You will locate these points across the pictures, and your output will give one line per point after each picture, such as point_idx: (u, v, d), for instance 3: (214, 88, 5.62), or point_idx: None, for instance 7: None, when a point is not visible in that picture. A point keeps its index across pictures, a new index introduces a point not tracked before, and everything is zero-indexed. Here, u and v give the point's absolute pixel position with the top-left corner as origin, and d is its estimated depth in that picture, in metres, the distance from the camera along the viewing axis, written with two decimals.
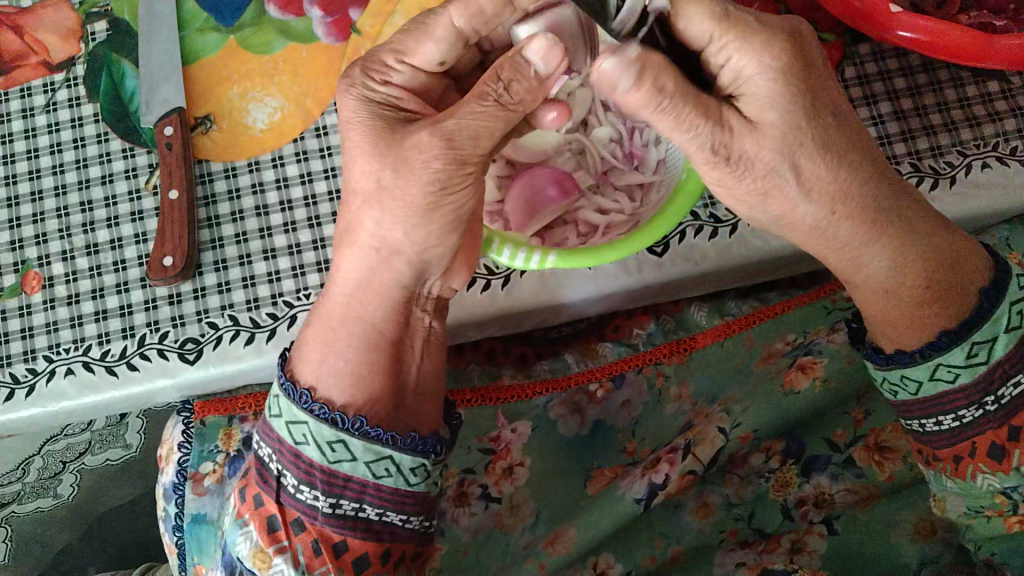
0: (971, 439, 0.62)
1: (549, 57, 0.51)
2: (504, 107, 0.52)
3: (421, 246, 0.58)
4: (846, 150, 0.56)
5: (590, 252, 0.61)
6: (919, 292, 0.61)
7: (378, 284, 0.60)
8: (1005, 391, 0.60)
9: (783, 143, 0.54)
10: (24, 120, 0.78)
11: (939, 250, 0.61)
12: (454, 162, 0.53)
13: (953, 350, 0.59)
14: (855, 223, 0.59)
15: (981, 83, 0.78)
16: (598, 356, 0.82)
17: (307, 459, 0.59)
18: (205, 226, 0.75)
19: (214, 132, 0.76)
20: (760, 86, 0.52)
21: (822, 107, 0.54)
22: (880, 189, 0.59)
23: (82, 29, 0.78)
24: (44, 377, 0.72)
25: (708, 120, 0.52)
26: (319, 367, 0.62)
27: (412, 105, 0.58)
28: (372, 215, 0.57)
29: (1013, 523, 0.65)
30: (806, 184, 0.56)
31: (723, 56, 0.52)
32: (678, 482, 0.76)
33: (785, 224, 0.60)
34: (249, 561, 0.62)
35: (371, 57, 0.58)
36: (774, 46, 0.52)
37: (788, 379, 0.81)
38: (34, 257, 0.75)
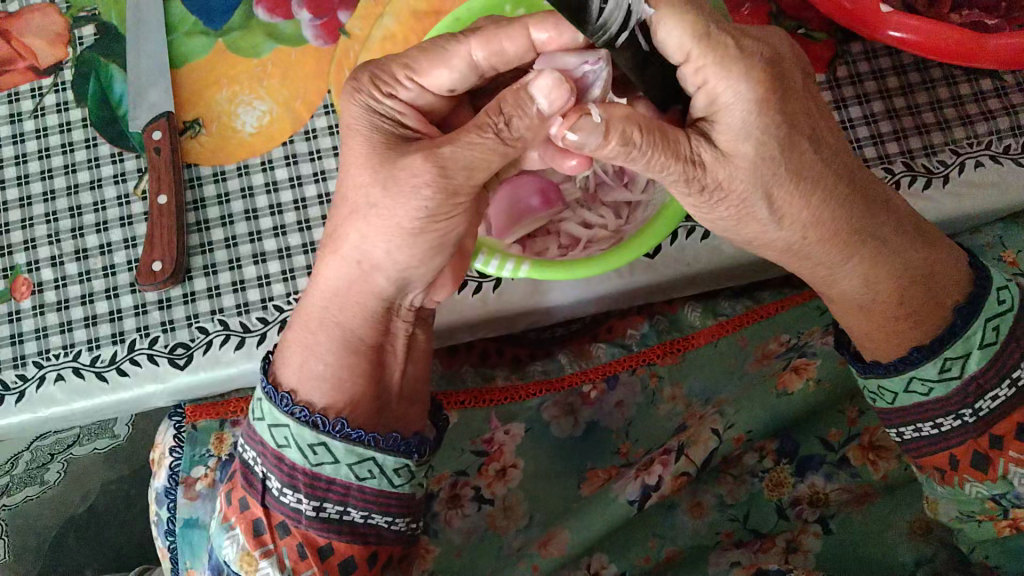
0: (949, 449, 0.62)
1: (553, 96, 0.51)
2: (503, 141, 0.52)
3: (404, 266, 0.58)
4: (819, 176, 0.55)
5: (564, 268, 0.62)
6: (892, 309, 0.61)
7: (359, 292, 0.60)
8: (982, 405, 0.59)
9: (755, 172, 0.53)
10: (12, 125, 0.78)
11: (916, 265, 0.60)
12: (446, 191, 0.53)
13: (925, 365, 0.59)
14: (827, 247, 0.59)
15: (974, 81, 0.78)
16: (591, 357, 0.82)
17: (289, 462, 0.59)
18: (195, 230, 0.75)
19: (203, 136, 0.76)
20: (737, 116, 0.51)
21: (792, 133, 0.53)
22: (854, 213, 0.58)
23: (70, 33, 0.78)
24: (34, 384, 0.72)
25: (678, 161, 0.52)
26: (301, 369, 0.61)
27: (413, 123, 0.57)
28: (357, 228, 0.56)
29: (1004, 527, 0.66)
30: (776, 209, 0.56)
31: (698, 79, 0.50)
32: (671, 483, 0.76)
33: (760, 245, 0.60)
34: (234, 564, 0.62)
35: (382, 66, 0.56)
36: (750, 73, 0.50)
37: (782, 380, 0.79)
38: (23, 263, 0.75)
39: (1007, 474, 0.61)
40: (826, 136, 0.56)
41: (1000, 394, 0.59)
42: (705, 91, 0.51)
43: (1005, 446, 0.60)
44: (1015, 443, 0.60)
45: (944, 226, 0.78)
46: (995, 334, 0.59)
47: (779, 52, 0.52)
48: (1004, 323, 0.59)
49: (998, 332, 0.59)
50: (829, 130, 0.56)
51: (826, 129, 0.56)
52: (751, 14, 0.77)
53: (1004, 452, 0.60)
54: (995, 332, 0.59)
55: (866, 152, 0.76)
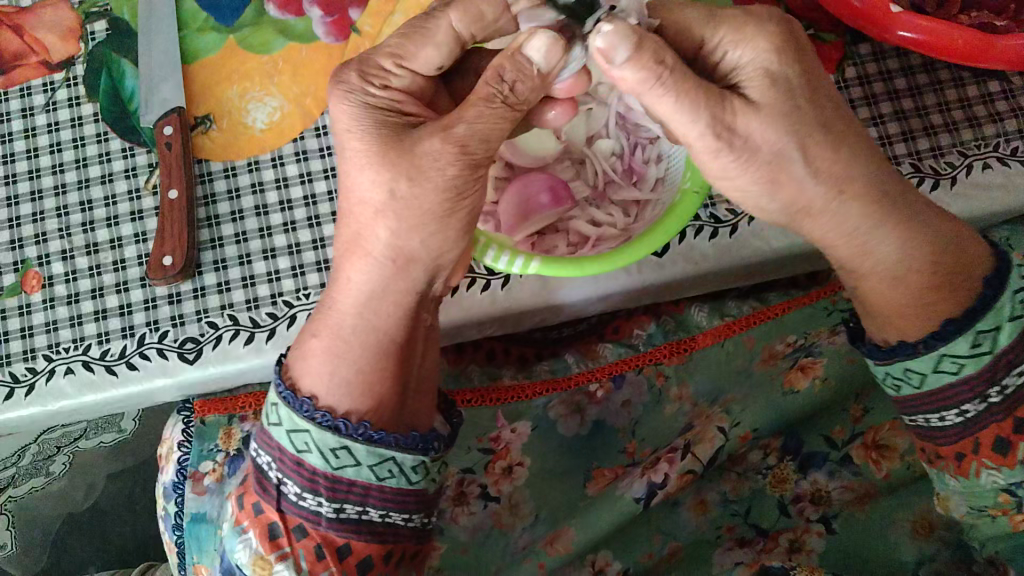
0: (973, 436, 0.61)
1: (550, 53, 0.53)
2: (511, 107, 0.53)
3: (438, 253, 0.58)
4: (842, 133, 0.56)
5: (579, 267, 0.62)
6: (925, 278, 0.59)
7: (395, 294, 0.60)
8: (1008, 383, 0.58)
9: (779, 116, 0.54)
10: (23, 119, 0.78)
11: (944, 237, 0.59)
12: (469, 166, 0.54)
13: (957, 340, 0.58)
14: (854, 209, 0.58)
15: (981, 83, 0.78)
16: (598, 356, 0.82)
17: (309, 467, 0.59)
18: (205, 226, 0.75)
19: (214, 131, 0.76)
20: (753, 74, 0.54)
21: (809, 85, 0.55)
22: (879, 178, 0.58)
23: (82, 29, 0.78)
24: (43, 377, 0.72)
25: (708, 96, 0.52)
26: (330, 378, 0.61)
27: (411, 108, 0.57)
28: (386, 226, 0.56)
29: (1019, 521, 0.64)
30: (803, 153, 0.55)
31: (719, 50, 0.55)
32: (677, 482, 0.77)
33: (785, 205, 0.59)
34: (248, 568, 0.62)
35: (369, 61, 0.57)
36: (765, 28, 0.54)
37: (789, 378, 0.81)
38: (33, 256, 0.75)
39: None
40: (844, 103, 0.57)
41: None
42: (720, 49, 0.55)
43: None
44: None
45: None
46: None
47: (794, 26, 0.56)
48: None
49: None
50: (847, 104, 0.58)
51: (844, 100, 0.58)
52: None
53: None
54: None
55: None
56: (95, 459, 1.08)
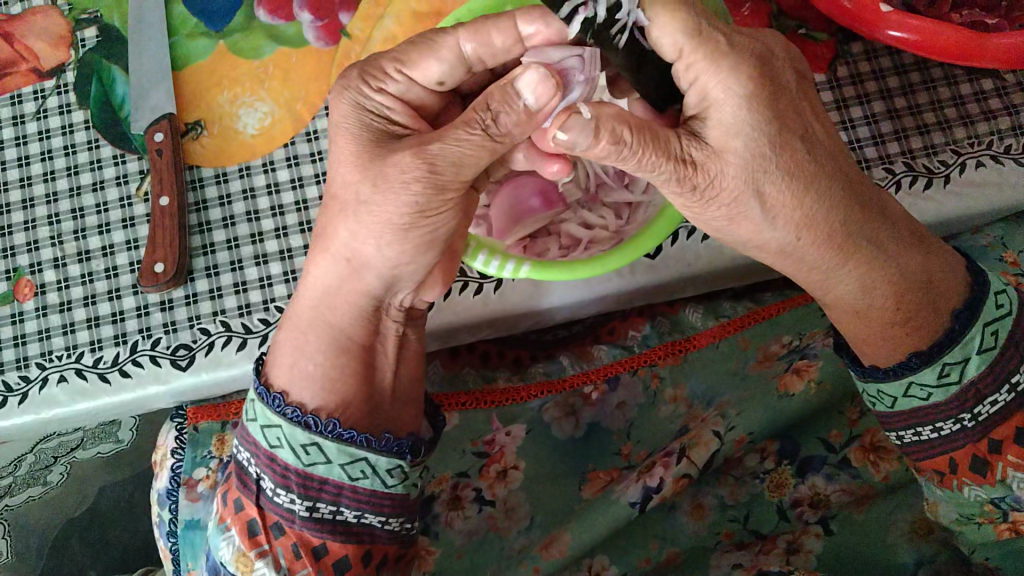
0: (949, 453, 0.62)
1: (540, 91, 0.50)
2: (491, 138, 0.52)
3: (395, 262, 0.58)
4: (811, 175, 0.56)
5: (562, 272, 0.62)
6: (892, 315, 0.61)
7: (349, 291, 0.61)
8: (981, 409, 0.59)
9: (746, 169, 0.54)
10: (14, 128, 0.78)
11: (914, 270, 0.60)
12: (433, 187, 0.53)
13: (922, 372, 0.59)
14: (822, 250, 0.59)
15: (974, 81, 0.78)
16: (593, 358, 0.82)
17: (282, 463, 0.59)
18: (196, 232, 0.75)
19: (205, 137, 0.76)
20: (727, 114, 0.52)
21: (783, 131, 0.54)
22: (848, 217, 0.58)
23: (72, 36, 0.78)
24: (37, 385, 0.72)
25: (669, 159, 0.53)
26: (291, 369, 0.62)
27: (403, 119, 0.57)
28: (348, 227, 0.57)
29: (1004, 530, 0.66)
30: (769, 210, 0.56)
31: (690, 76, 0.52)
32: (673, 486, 0.76)
33: (754, 247, 0.60)
34: (230, 565, 0.62)
35: (372, 62, 0.57)
36: (738, 71, 0.51)
37: (784, 382, 0.80)
38: (26, 265, 0.75)
39: (1006, 478, 0.61)
40: (815, 137, 0.56)
41: (999, 398, 0.59)
42: (697, 88, 0.52)
43: (1005, 451, 0.60)
44: (1013, 448, 0.60)
45: (944, 226, 0.78)
46: (995, 339, 0.59)
47: (767, 53, 0.53)
48: (1002, 328, 0.59)
49: (997, 336, 0.59)
50: (820, 132, 0.57)
51: (817, 131, 0.56)
52: (750, 14, 0.77)
53: (1003, 456, 0.60)
54: (993, 337, 0.59)
55: (867, 152, 0.76)
56: (91, 464, 1.08)
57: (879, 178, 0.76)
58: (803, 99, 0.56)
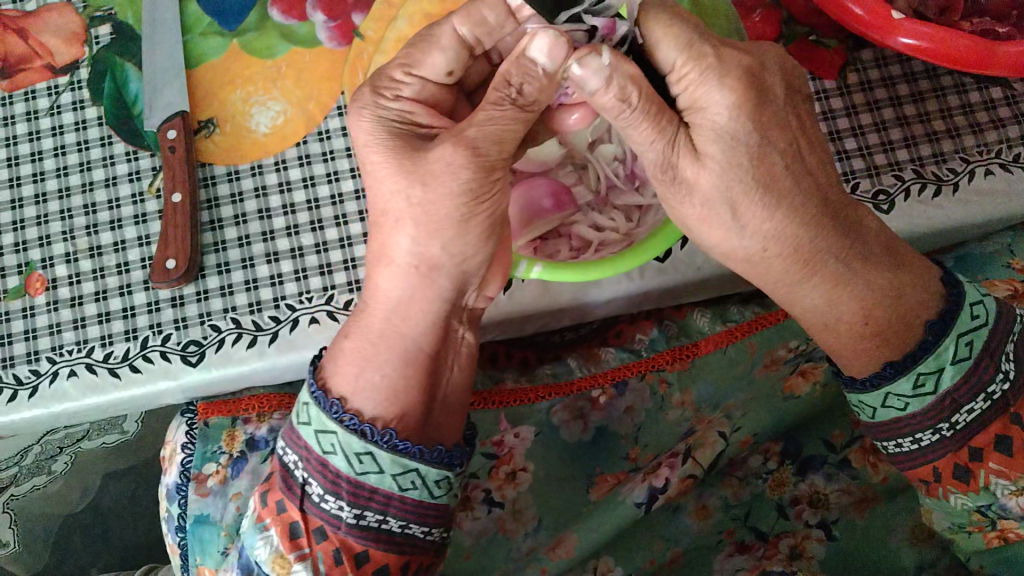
0: (932, 463, 0.62)
1: (553, 53, 0.52)
2: (522, 109, 0.53)
3: (461, 258, 0.59)
4: (782, 189, 0.57)
5: (581, 268, 0.62)
6: (860, 328, 0.61)
7: (421, 299, 0.61)
8: (959, 418, 0.59)
9: (720, 179, 0.55)
10: (28, 123, 0.78)
11: (887, 284, 0.60)
12: (483, 169, 0.54)
13: (898, 381, 0.59)
14: (789, 262, 0.59)
15: (983, 90, 0.78)
16: (600, 360, 0.82)
17: (334, 469, 0.58)
18: (208, 229, 0.75)
19: (217, 135, 0.77)
20: (711, 119, 0.54)
21: (761, 143, 0.55)
22: (818, 230, 0.58)
23: (86, 33, 0.79)
24: (47, 379, 0.72)
25: (661, 139, 0.55)
26: (357, 378, 0.61)
27: (426, 120, 0.57)
28: (406, 234, 0.57)
29: (993, 538, 0.66)
30: (738, 217, 0.57)
31: (682, 86, 0.55)
32: (679, 486, 0.77)
33: (724, 254, 0.61)
34: (267, 565, 0.62)
35: (379, 74, 0.58)
36: (723, 81, 0.53)
37: (789, 384, 0.81)
38: (37, 259, 0.75)
39: (988, 486, 0.61)
40: (795, 150, 0.57)
41: (976, 407, 0.59)
42: (687, 91, 0.55)
43: (985, 458, 0.60)
44: (995, 455, 0.60)
45: (952, 234, 0.78)
46: (969, 350, 0.58)
47: (756, 67, 0.55)
48: (978, 338, 0.59)
49: (972, 347, 0.58)
50: (803, 146, 0.58)
51: (800, 145, 0.57)
52: (762, 21, 0.78)
53: (984, 464, 0.60)
54: (968, 347, 0.58)
55: (876, 159, 0.76)
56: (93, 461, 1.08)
57: (888, 184, 0.76)
58: (792, 114, 0.57)
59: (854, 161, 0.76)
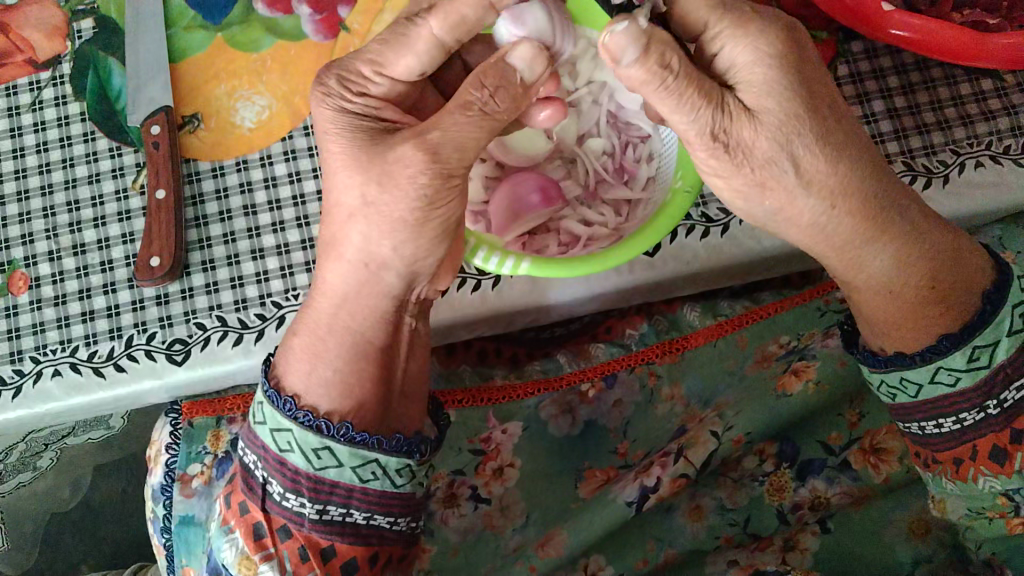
0: (970, 443, 0.62)
1: (532, 64, 0.53)
2: (489, 116, 0.52)
3: (411, 259, 0.58)
4: (848, 143, 0.55)
5: (566, 268, 0.62)
6: (919, 294, 0.60)
7: (366, 295, 0.60)
8: (1007, 396, 0.59)
9: (783, 132, 0.52)
10: (9, 119, 0.77)
11: (943, 249, 0.60)
12: (441, 176, 0.53)
13: (954, 355, 0.59)
14: (857, 221, 0.57)
15: (974, 81, 0.78)
16: (590, 356, 0.81)
17: (292, 466, 0.58)
18: (193, 226, 0.74)
19: (202, 131, 0.76)
20: (759, 73, 0.51)
21: (820, 98, 0.53)
22: (882, 188, 0.57)
23: (68, 27, 0.78)
24: (30, 379, 0.71)
25: (706, 108, 0.51)
26: (308, 375, 0.61)
27: (390, 116, 0.57)
28: (359, 230, 0.57)
29: (1016, 524, 0.65)
30: (808, 178, 0.55)
31: (717, 43, 0.52)
32: (670, 486, 0.76)
33: (784, 224, 0.58)
34: (234, 568, 0.62)
35: (348, 65, 0.57)
36: (771, 30, 0.51)
37: (782, 382, 0.80)
38: (20, 257, 0.74)
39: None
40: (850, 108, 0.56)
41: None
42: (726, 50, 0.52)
43: None
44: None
45: None
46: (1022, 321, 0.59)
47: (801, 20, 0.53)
48: None
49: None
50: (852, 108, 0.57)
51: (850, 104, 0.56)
52: None
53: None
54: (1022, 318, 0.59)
55: None
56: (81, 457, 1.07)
57: None
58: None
59: None
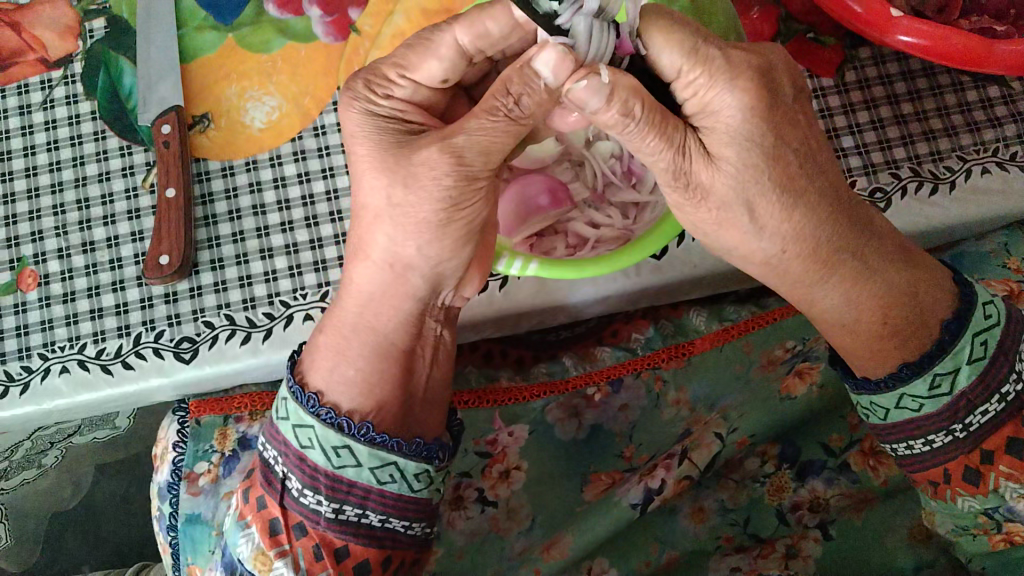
0: (942, 464, 0.62)
1: (557, 68, 0.49)
2: (514, 121, 0.52)
3: (436, 261, 0.59)
4: (799, 188, 0.57)
5: (573, 267, 0.62)
6: (875, 326, 0.61)
7: (393, 297, 0.61)
8: (973, 420, 0.59)
9: (737, 179, 0.55)
10: (20, 117, 0.78)
11: (900, 283, 0.61)
12: (465, 178, 0.53)
13: (915, 383, 0.59)
14: (807, 261, 0.60)
15: (980, 88, 0.78)
16: (596, 359, 0.82)
17: (311, 463, 0.59)
18: (202, 225, 0.75)
19: (212, 130, 0.76)
20: (725, 121, 0.53)
21: (774, 142, 0.54)
22: (836, 227, 0.59)
23: (80, 27, 0.78)
24: (38, 376, 0.71)
25: (670, 148, 0.54)
26: (330, 373, 0.62)
27: (417, 119, 0.57)
28: (384, 232, 0.57)
29: (998, 540, 0.66)
30: (756, 219, 0.58)
31: (688, 92, 0.53)
32: (675, 488, 0.76)
33: (742, 256, 0.62)
34: (249, 563, 0.62)
35: (374, 68, 0.56)
36: (735, 78, 0.52)
37: (786, 385, 0.80)
38: (29, 255, 0.75)
39: (998, 488, 0.61)
40: (809, 149, 0.57)
41: (990, 409, 0.59)
42: (695, 98, 0.53)
43: (996, 461, 0.60)
44: (1005, 458, 0.60)
45: (948, 233, 0.78)
46: (984, 350, 0.58)
47: (768, 64, 0.53)
48: (991, 338, 0.59)
49: (986, 347, 0.59)
50: (816, 147, 0.57)
51: (812, 143, 0.57)
52: (760, 18, 0.78)
53: (995, 467, 0.60)
54: (982, 347, 0.58)
55: (873, 157, 0.76)
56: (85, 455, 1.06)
57: (885, 183, 0.76)
58: (801, 113, 0.56)
59: (851, 159, 0.76)
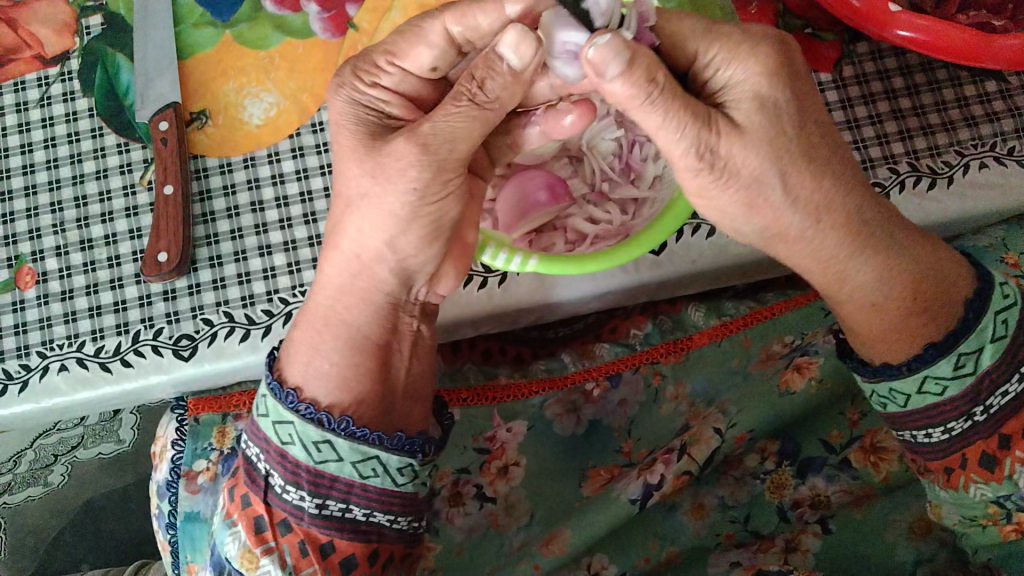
0: (961, 450, 0.62)
1: (520, 50, 0.50)
2: (479, 105, 0.52)
3: (404, 255, 0.59)
4: (832, 159, 0.56)
5: (569, 263, 0.62)
6: (903, 305, 0.60)
7: (362, 286, 0.61)
8: (993, 402, 0.60)
9: (771, 145, 0.53)
10: (17, 114, 0.78)
11: (923, 262, 0.60)
12: (431, 168, 0.53)
13: (939, 364, 0.59)
14: (841, 235, 0.58)
15: (979, 83, 0.78)
16: (594, 356, 0.81)
17: (292, 460, 0.59)
18: (200, 222, 0.75)
19: (209, 127, 0.76)
20: (750, 89, 0.52)
21: (803, 109, 0.54)
22: (866, 201, 0.58)
23: (77, 23, 0.78)
24: (37, 374, 0.71)
25: (695, 122, 0.51)
26: (306, 367, 0.61)
27: (397, 109, 0.57)
28: (354, 223, 0.58)
29: (1009, 531, 0.65)
30: (791, 189, 0.55)
31: (712, 68, 0.53)
32: (674, 483, 0.77)
33: (774, 234, 0.59)
34: (236, 561, 0.62)
35: (364, 57, 0.57)
36: (756, 52, 0.52)
37: (784, 378, 0.80)
38: (27, 252, 0.75)
39: (1013, 474, 0.61)
40: (834, 124, 0.57)
41: (1010, 390, 0.59)
42: (717, 72, 0.53)
43: (1013, 446, 0.60)
44: (1022, 442, 0.60)
45: (945, 228, 0.79)
46: (1005, 327, 0.59)
47: (790, 41, 0.54)
48: (1012, 316, 0.59)
49: (1008, 325, 0.59)
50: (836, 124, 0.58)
51: (833, 121, 0.58)
52: (758, 13, 0.78)
53: (1011, 451, 0.60)
54: (1004, 325, 0.59)
55: (871, 152, 0.76)
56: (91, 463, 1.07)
57: (883, 177, 0.76)
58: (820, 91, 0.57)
59: None
